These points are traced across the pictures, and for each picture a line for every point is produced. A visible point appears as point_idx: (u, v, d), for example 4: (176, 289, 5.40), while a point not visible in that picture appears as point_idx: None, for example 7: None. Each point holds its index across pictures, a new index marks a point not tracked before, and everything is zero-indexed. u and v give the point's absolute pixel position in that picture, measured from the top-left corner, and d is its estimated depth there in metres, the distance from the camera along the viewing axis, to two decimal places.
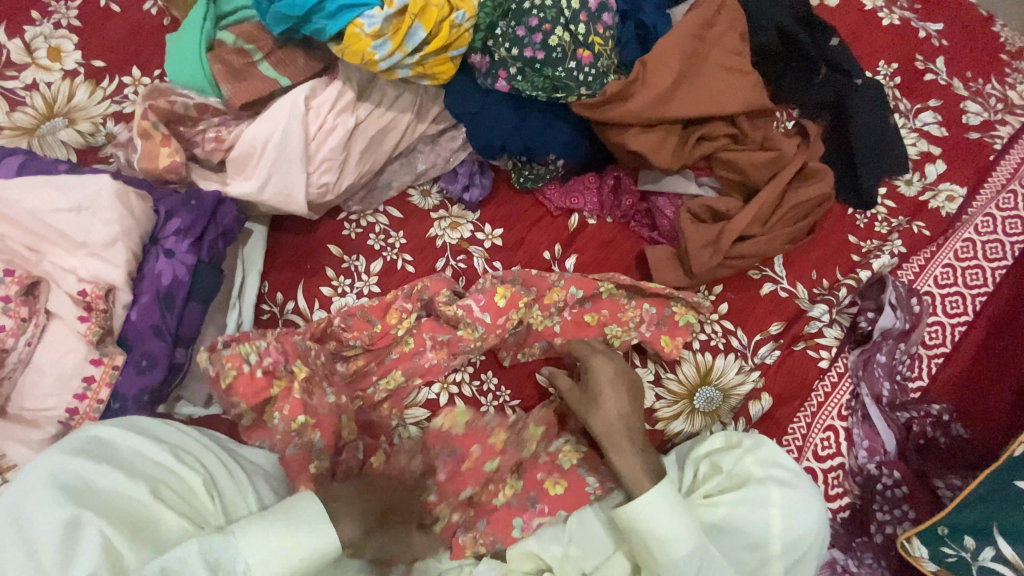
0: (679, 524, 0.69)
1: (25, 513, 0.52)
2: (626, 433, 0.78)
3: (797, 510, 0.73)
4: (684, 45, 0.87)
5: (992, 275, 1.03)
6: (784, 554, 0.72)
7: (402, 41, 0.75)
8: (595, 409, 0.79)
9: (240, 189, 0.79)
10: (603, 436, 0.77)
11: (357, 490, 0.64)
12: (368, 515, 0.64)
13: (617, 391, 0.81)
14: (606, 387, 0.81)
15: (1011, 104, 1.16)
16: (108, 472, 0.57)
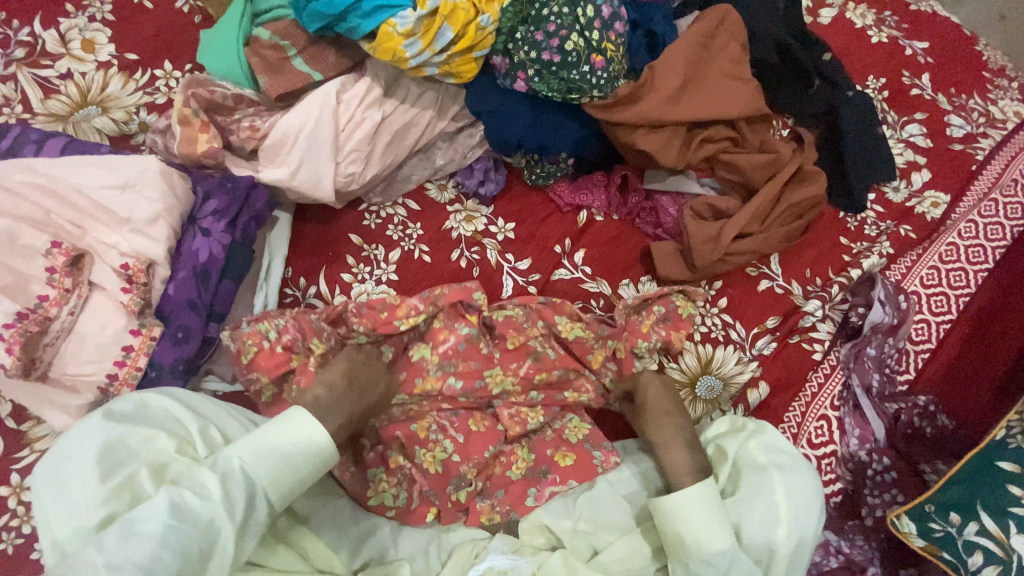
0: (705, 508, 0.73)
1: (71, 457, 0.59)
2: (670, 433, 0.83)
3: (797, 497, 0.76)
4: (690, 54, 0.94)
5: (974, 277, 1.10)
6: (791, 539, 0.74)
7: (432, 40, 0.81)
8: (648, 413, 0.86)
9: (272, 175, 0.84)
10: (655, 435, 0.84)
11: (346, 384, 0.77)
12: (352, 381, 0.78)
13: (662, 398, 0.87)
14: (654, 388, 0.88)
15: (992, 118, 1.24)
16: (139, 435, 0.62)
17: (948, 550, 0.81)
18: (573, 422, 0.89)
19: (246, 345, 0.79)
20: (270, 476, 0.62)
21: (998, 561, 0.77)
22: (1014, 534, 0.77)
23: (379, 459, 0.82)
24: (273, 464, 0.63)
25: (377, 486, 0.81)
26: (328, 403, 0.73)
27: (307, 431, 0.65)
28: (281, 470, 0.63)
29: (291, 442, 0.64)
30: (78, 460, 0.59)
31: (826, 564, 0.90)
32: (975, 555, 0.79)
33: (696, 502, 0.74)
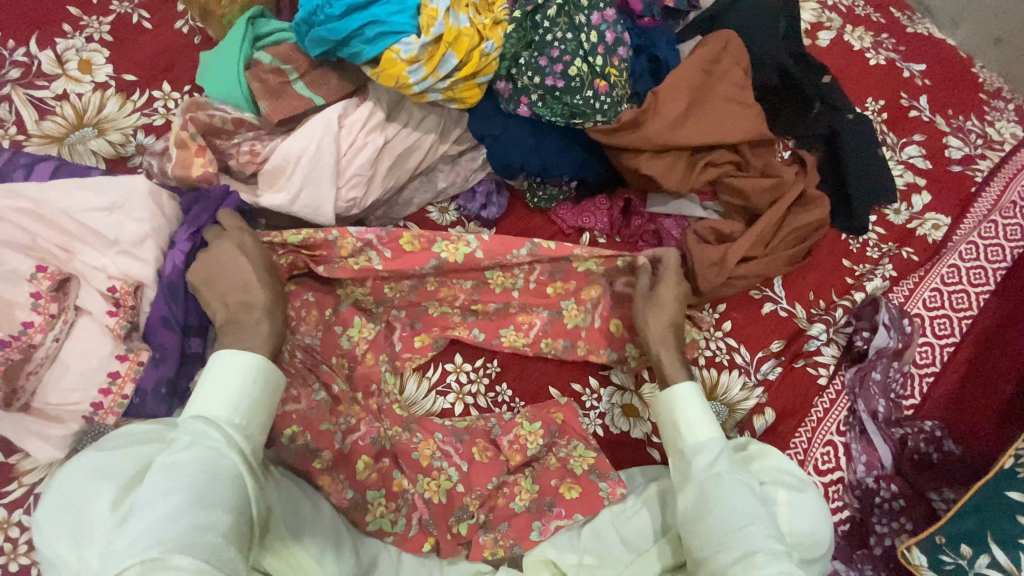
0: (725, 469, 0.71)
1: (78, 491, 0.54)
2: (669, 337, 0.84)
3: (806, 506, 0.74)
4: (693, 79, 0.94)
5: (976, 299, 1.09)
6: (798, 548, 0.72)
7: (435, 67, 0.80)
8: (647, 316, 0.85)
9: (272, 201, 0.82)
10: (654, 338, 0.84)
11: (246, 290, 0.72)
12: (250, 281, 0.73)
13: (667, 303, 0.86)
14: (663, 300, 0.86)
15: (990, 140, 1.25)
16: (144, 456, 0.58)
17: None
18: (579, 451, 0.87)
19: None
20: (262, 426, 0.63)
21: None
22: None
23: (379, 490, 0.81)
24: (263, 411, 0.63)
25: (374, 510, 0.80)
26: (242, 329, 0.69)
27: (247, 358, 0.64)
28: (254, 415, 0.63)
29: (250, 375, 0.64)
30: (84, 486, 0.54)
31: None
32: None
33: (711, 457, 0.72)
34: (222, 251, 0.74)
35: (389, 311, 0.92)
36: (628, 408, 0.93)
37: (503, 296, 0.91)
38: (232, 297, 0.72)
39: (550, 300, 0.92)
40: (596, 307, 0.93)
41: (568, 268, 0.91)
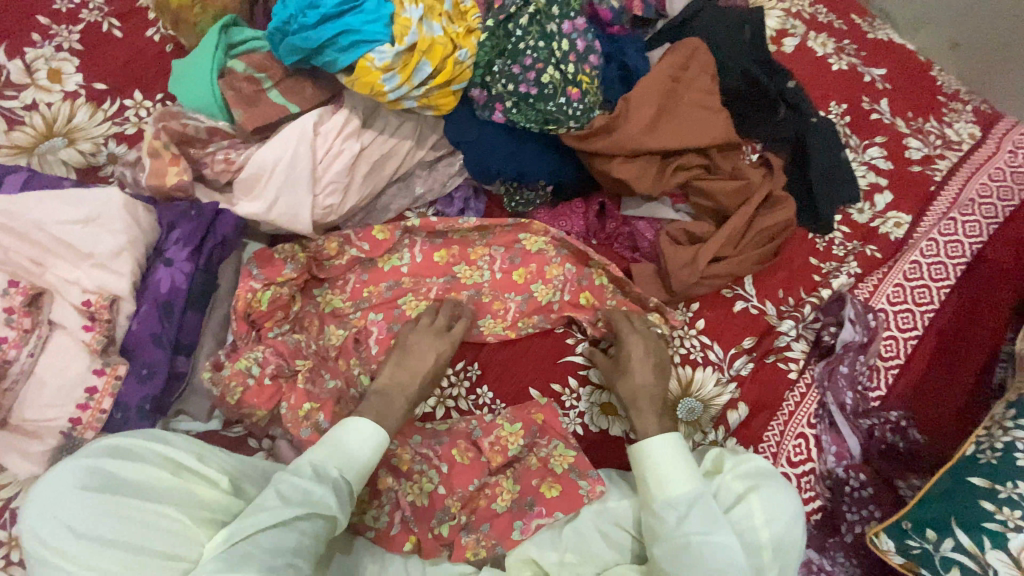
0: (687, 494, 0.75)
1: (77, 515, 0.55)
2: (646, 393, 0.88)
3: (778, 509, 0.76)
4: (662, 86, 0.96)
5: (937, 293, 1.14)
6: (772, 550, 0.74)
7: (410, 75, 0.81)
8: (627, 377, 0.90)
9: (247, 209, 0.82)
10: (628, 398, 0.88)
11: (400, 373, 0.83)
12: (414, 369, 0.84)
13: (647, 366, 0.91)
14: (634, 362, 0.91)
15: (947, 141, 1.30)
16: (142, 479, 0.59)
17: (926, 566, 0.82)
18: (559, 450, 0.88)
19: (231, 388, 0.78)
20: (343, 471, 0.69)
21: None
22: (988, 549, 0.79)
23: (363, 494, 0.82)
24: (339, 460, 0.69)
25: (359, 505, 0.81)
26: (385, 407, 0.78)
27: (374, 431, 0.73)
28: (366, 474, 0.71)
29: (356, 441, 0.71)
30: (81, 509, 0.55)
31: None
32: (953, 572, 0.80)
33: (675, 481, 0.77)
34: (424, 335, 0.88)
35: (364, 317, 0.91)
36: (606, 407, 0.95)
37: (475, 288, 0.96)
38: (398, 367, 0.84)
39: (519, 286, 0.97)
40: (564, 284, 0.99)
41: (523, 252, 0.99)
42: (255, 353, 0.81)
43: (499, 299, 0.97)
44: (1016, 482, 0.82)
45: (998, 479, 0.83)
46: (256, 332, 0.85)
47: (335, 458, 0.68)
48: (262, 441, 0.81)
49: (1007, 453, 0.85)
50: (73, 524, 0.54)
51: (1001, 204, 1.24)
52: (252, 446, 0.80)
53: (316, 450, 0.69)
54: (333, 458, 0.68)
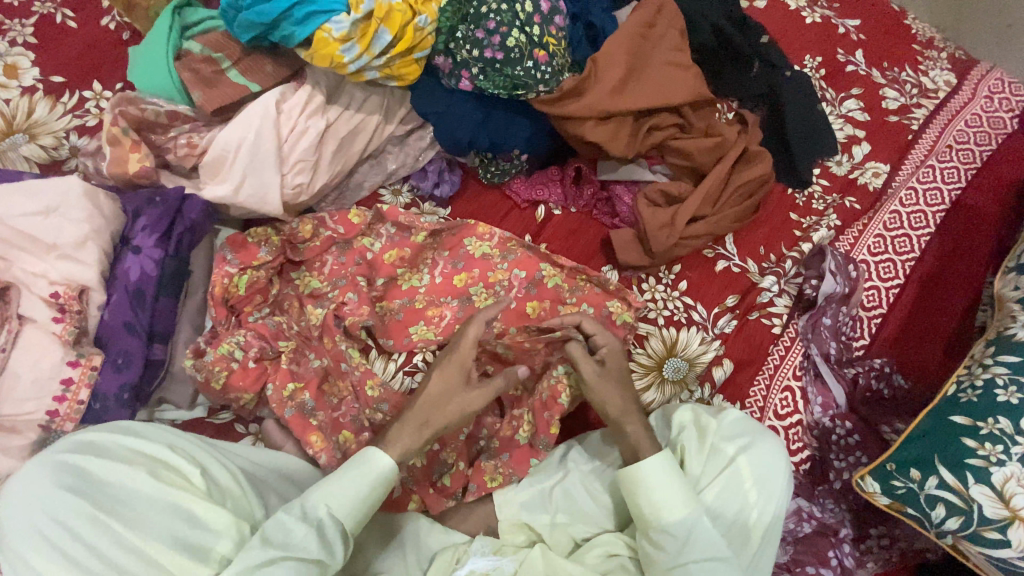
0: (677, 496, 0.72)
1: (52, 514, 0.56)
2: (624, 406, 0.81)
3: (766, 470, 0.76)
4: (630, 43, 0.95)
5: (917, 241, 1.15)
6: (759, 513, 0.75)
7: (369, 43, 0.79)
8: (599, 398, 0.81)
9: (214, 193, 0.81)
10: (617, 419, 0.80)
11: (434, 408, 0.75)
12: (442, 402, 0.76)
13: (614, 383, 0.83)
14: (600, 383, 0.82)
15: (924, 88, 1.30)
16: (111, 475, 0.60)
17: (912, 505, 0.82)
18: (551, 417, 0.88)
19: (215, 373, 0.77)
20: (350, 514, 0.64)
21: (960, 512, 0.78)
22: (972, 485, 0.78)
23: None
24: (347, 501, 0.65)
25: None
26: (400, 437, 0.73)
27: (385, 467, 0.68)
28: (364, 511, 0.66)
29: (365, 478, 0.67)
30: (52, 508, 0.56)
31: (800, 530, 0.93)
32: (938, 509, 0.80)
33: (667, 484, 0.72)
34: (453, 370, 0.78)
35: (343, 296, 0.88)
36: None
37: (429, 265, 0.96)
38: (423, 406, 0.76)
39: (458, 290, 0.94)
40: (509, 289, 0.95)
41: (467, 256, 0.96)
42: (237, 337, 0.80)
43: (482, 271, 0.95)
44: (997, 418, 0.80)
45: (979, 416, 0.81)
46: (236, 318, 0.84)
47: (331, 495, 0.64)
48: (249, 425, 0.83)
49: (987, 390, 0.83)
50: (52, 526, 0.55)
51: (978, 149, 1.24)
52: (240, 431, 0.82)
53: (324, 487, 0.65)
54: (329, 495, 0.64)
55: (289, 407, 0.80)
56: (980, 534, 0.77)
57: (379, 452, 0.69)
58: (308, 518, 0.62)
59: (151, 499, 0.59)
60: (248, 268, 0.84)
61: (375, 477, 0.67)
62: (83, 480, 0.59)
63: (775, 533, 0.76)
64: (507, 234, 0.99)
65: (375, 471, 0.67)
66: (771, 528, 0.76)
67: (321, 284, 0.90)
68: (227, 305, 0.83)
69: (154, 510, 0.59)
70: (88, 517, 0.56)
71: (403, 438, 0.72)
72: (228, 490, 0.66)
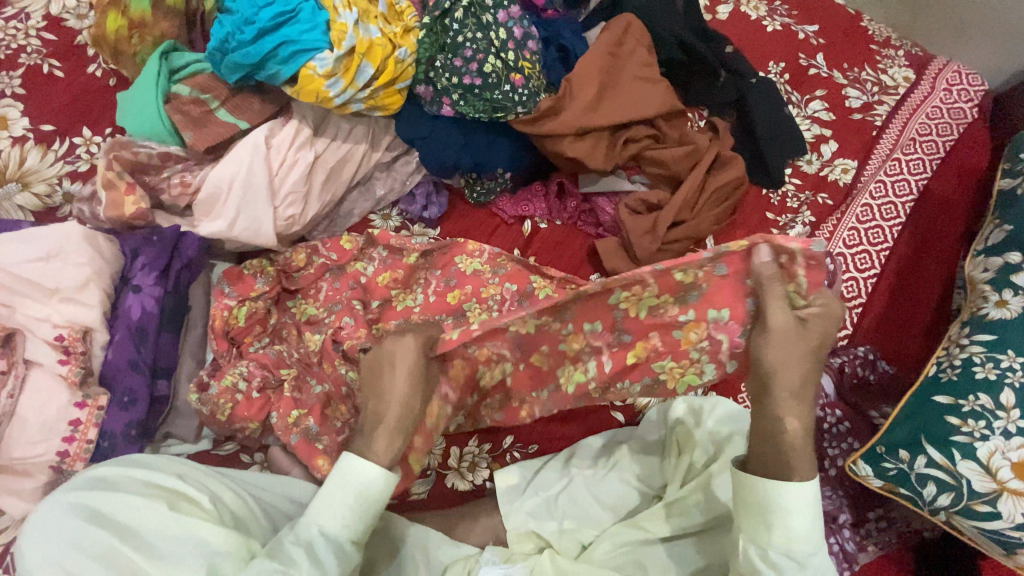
0: (812, 522, 0.63)
1: (64, 553, 0.56)
2: (808, 387, 0.67)
3: None
4: (601, 62, 0.99)
5: (890, 231, 1.20)
6: None
7: (353, 78, 0.83)
8: (779, 357, 0.66)
9: (209, 228, 0.83)
10: (789, 390, 0.66)
11: (384, 402, 0.69)
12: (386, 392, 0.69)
13: (803, 347, 0.66)
14: (803, 355, 0.67)
15: (884, 86, 1.36)
16: (124, 506, 0.60)
17: (904, 485, 0.83)
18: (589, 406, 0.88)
19: (220, 405, 0.79)
20: (346, 523, 0.62)
21: (950, 489, 0.80)
22: (960, 461, 0.80)
23: None
24: (340, 511, 0.62)
25: None
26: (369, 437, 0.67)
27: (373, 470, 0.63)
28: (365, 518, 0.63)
29: (354, 486, 0.63)
30: (64, 545, 0.56)
31: None
32: (929, 487, 0.81)
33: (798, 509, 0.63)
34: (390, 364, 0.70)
35: (339, 320, 0.91)
36: None
37: (424, 285, 0.98)
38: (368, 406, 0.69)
39: (452, 308, 0.96)
40: (502, 303, 0.97)
41: (459, 274, 0.99)
42: (240, 368, 0.82)
43: (474, 287, 0.98)
44: (977, 394, 0.82)
45: (960, 393, 0.83)
46: (237, 349, 0.85)
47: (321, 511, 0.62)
48: (254, 454, 0.84)
49: (966, 368, 0.85)
50: (68, 561, 0.55)
51: (941, 139, 1.30)
52: (245, 460, 0.83)
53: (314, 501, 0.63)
54: (321, 511, 0.62)
55: (295, 434, 0.81)
56: (972, 508, 0.79)
57: (351, 457, 0.64)
58: (300, 539, 0.60)
59: (163, 529, 0.59)
60: (245, 299, 0.86)
61: (367, 479, 0.63)
62: (97, 514, 0.59)
63: None
64: (496, 249, 1.02)
65: (361, 478, 0.63)
66: None
67: (318, 311, 0.92)
68: (226, 338, 0.84)
69: (167, 538, 0.59)
70: (102, 551, 0.56)
71: (370, 443, 0.66)
72: (239, 516, 0.67)
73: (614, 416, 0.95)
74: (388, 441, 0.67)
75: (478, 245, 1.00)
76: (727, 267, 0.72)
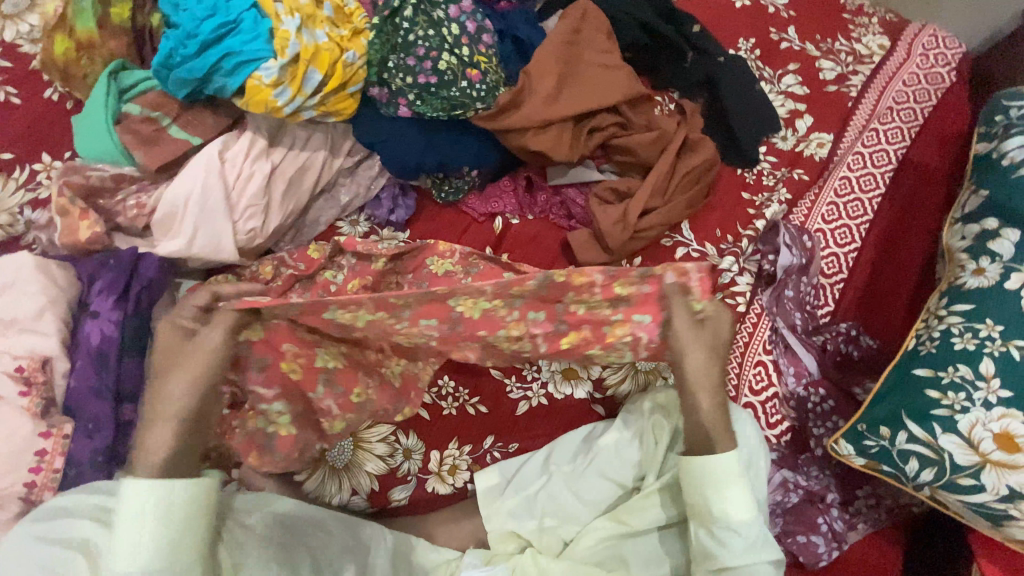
0: (743, 496, 0.73)
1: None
2: (712, 378, 0.78)
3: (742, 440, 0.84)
4: (559, 52, 0.98)
5: (869, 203, 1.18)
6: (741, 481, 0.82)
7: (300, 85, 0.81)
8: (685, 357, 0.78)
9: (169, 247, 0.82)
10: (696, 383, 0.77)
11: (180, 379, 0.70)
12: (193, 371, 0.70)
13: (700, 347, 0.78)
14: (701, 353, 0.78)
15: (859, 55, 1.33)
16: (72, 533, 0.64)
17: (886, 462, 0.82)
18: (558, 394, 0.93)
19: None
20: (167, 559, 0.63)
21: (932, 463, 0.79)
22: (941, 435, 0.78)
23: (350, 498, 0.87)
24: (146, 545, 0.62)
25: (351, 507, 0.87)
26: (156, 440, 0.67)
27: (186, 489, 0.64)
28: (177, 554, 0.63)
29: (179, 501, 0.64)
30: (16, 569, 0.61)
31: (788, 501, 0.94)
32: (911, 462, 0.80)
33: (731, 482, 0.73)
34: (170, 355, 0.71)
35: None
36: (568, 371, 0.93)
37: (396, 289, 0.98)
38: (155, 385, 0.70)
39: None
40: None
41: (431, 275, 0.98)
42: None
43: (447, 289, 0.97)
44: (956, 365, 0.80)
45: (940, 365, 0.82)
46: None
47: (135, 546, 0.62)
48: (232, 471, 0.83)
49: (945, 339, 0.83)
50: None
51: (919, 106, 1.28)
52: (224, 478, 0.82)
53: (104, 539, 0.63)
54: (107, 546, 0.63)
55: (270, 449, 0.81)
56: (954, 482, 0.78)
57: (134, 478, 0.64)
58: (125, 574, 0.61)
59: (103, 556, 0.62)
60: None
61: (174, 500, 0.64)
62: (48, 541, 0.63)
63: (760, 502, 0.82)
64: (467, 249, 1.01)
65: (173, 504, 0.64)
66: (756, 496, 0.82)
67: None
68: None
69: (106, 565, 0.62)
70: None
71: (156, 438, 0.67)
72: None
73: (595, 409, 0.93)
74: (167, 434, 0.68)
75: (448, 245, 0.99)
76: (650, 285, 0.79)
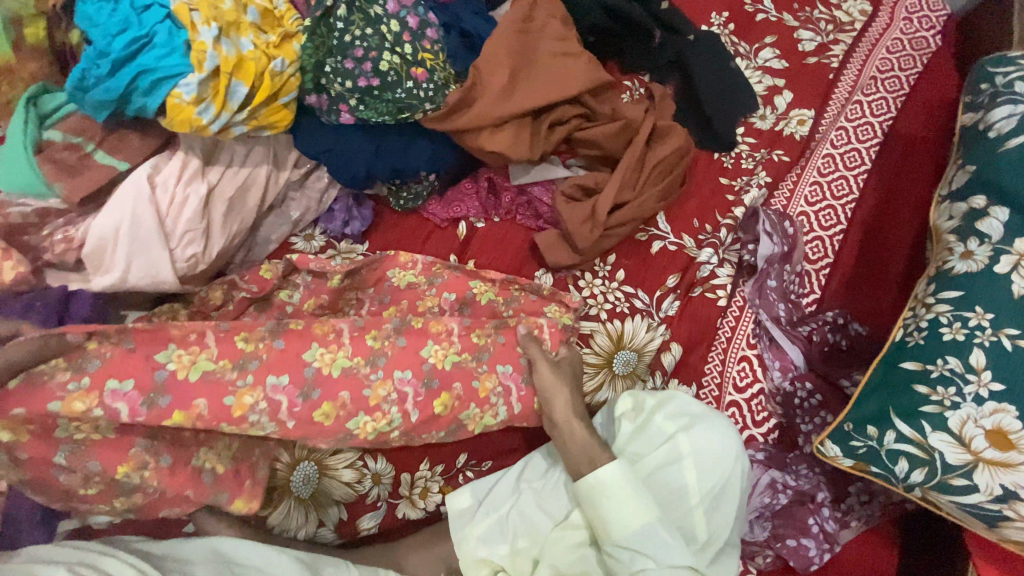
0: (631, 507, 0.73)
1: None
2: (572, 408, 0.82)
3: (706, 449, 0.82)
4: (511, 43, 0.91)
5: (854, 181, 1.12)
6: (699, 494, 0.80)
7: (224, 100, 0.76)
8: (551, 397, 0.82)
9: (102, 283, 0.78)
10: (563, 421, 0.81)
11: None
12: None
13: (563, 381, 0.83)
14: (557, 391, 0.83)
15: (839, 23, 1.26)
16: None
17: (875, 463, 0.78)
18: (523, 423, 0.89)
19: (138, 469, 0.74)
20: None
21: (923, 463, 0.75)
22: (930, 433, 0.74)
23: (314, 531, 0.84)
24: None
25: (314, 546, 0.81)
26: None
27: None
28: None
29: None
30: None
31: (776, 502, 0.90)
32: (901, 463, 0.76)
33: (619, 494, 0.73)
34: None
35: None
36: None
37: (356, 306, 0.93)
38: None
39: None
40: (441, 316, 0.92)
41: (394, 289, 0.93)
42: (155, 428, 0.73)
43: (410, 302, 0.92)
44: (945, 358, 0.75)
45: (928, 358, 0.77)
46: None
47: None
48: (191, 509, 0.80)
49: (933, 330, 0.78)
50: None
51: (904, 74, 1.21)
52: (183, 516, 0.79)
53: None
54: None
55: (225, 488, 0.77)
56: (947, 483, 0.73)
57: None
58: None
59: None
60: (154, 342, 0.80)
61: None
62: None
63: (721, 511, 0.81)
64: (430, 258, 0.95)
65: None
66: (717, 507, 0.81)
67: None
68: None
69: None
70: None
71: None
72: None
73: None
74: None
75: (408, 255, 0.94)
76: (505, 335, 0.86)
